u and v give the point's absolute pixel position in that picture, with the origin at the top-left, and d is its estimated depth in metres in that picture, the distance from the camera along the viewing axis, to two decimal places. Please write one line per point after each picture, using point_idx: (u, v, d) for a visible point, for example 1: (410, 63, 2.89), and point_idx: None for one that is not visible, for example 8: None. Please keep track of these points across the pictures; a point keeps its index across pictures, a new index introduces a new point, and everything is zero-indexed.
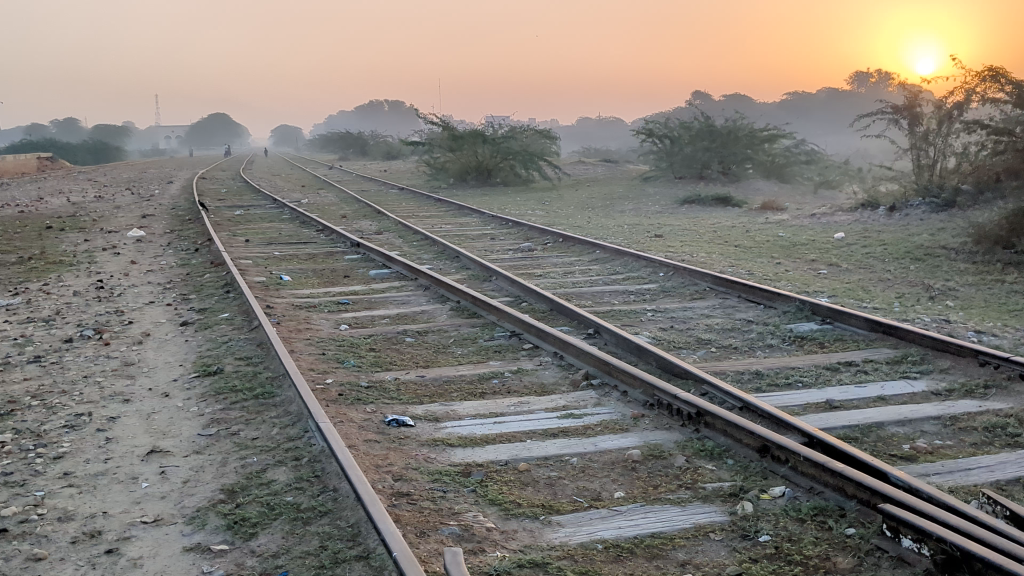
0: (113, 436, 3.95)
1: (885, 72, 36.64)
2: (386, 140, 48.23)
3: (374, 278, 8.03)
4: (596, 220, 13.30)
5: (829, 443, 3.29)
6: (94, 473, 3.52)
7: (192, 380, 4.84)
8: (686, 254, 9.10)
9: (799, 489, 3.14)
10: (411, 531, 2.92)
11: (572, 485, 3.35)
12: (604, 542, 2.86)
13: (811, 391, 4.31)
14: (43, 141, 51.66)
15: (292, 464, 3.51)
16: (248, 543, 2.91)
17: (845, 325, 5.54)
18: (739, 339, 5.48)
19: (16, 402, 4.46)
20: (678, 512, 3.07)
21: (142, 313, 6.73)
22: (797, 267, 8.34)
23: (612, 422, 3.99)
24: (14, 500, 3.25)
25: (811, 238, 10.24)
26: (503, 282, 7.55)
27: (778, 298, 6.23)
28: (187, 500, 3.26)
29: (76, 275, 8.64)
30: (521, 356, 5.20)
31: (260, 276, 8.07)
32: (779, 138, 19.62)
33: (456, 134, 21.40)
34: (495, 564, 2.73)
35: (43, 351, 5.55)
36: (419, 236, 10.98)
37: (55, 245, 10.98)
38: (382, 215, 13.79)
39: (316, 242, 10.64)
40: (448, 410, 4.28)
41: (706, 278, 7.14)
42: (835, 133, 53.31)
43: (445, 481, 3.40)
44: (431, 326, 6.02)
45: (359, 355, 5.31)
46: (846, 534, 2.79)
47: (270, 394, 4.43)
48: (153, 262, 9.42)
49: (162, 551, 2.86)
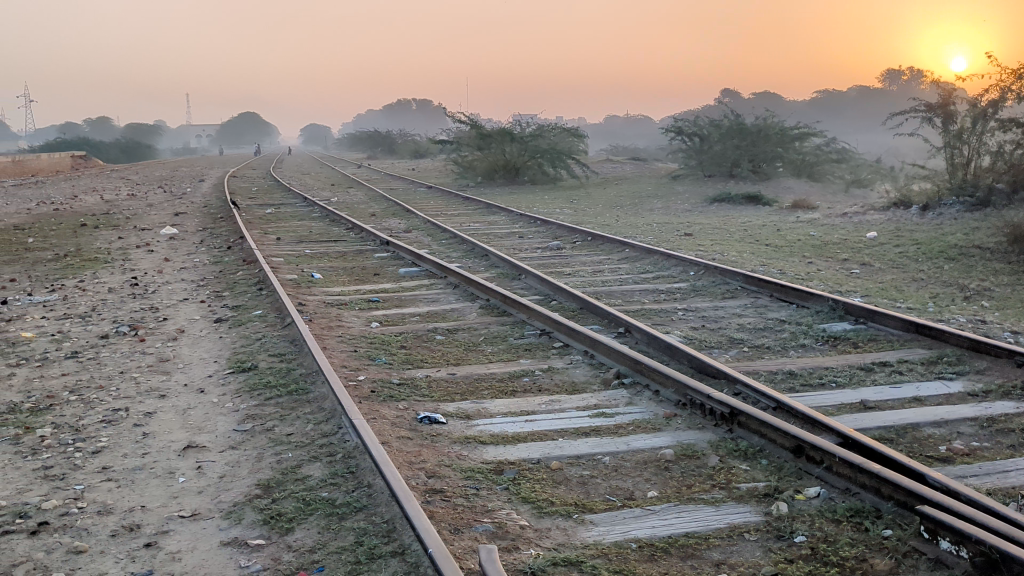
0: (150, 431, 4.00)
1: (916, 73, 36.14)
2: (413, 141, 48.32)
3: (403, 276, 8.06)
4: (624, 218, 13.27)
5: (865, 444, 3.26)
6: (132, 467, 3.57)
7: (227, 376, 4.89)
8: (716, 253, 9.05)
9: (834, 490, 3.12)
10: (446, 528, 2.93)
11: (605, 484, 3.35)
12: (638, 542, 2.85)
13: (845, 392, 4.28)
14: (77, 141, 52.70)
15: (327, 460, 3.54)
16: (284, 538, 2.93)
17: (879, 325, 5.49)
18: (771, 339, 5.44)
19: (55, 397, 4.53)
20: (712, 512, 3.06)
21: (177, 310, 6.81)
22: (829, 267, 8.27)
23: (644, 421, 3.98)
24: (54, 494, 3.31)
25: (843, 237, 10.13)
26: (533, 281, 7.51)
27: (811, 297, 6.18)
28: (224, 495, 3.29)
29: (112, 272, 8.76)
30: (551, 355, 5.18)
31: (292, 274, 8.14)
32: (810, 136, 19.41)
33: (483, 133, 21.44)
34: (530, 562, 2.73)
35: (81, 347, 5.64)
36: (448, 235, 10.98)
37: (91, 242, 11.14)
38: (410, 215, 13.82)
39: (346, 240, 10.69)
40: (480, 408, 4.28)
41: (738, 278, 7.09)
42: (867, 132, 52.53)
43: (479, 478, 3.40)
44: (461, 325, 6.03)
45: (391, 353, 5.33)
46: (883, 535, 2.77)
47: (304, 391, 4.46)
48: (187, 259, 9.52)
49: (200, 546, 2.89)
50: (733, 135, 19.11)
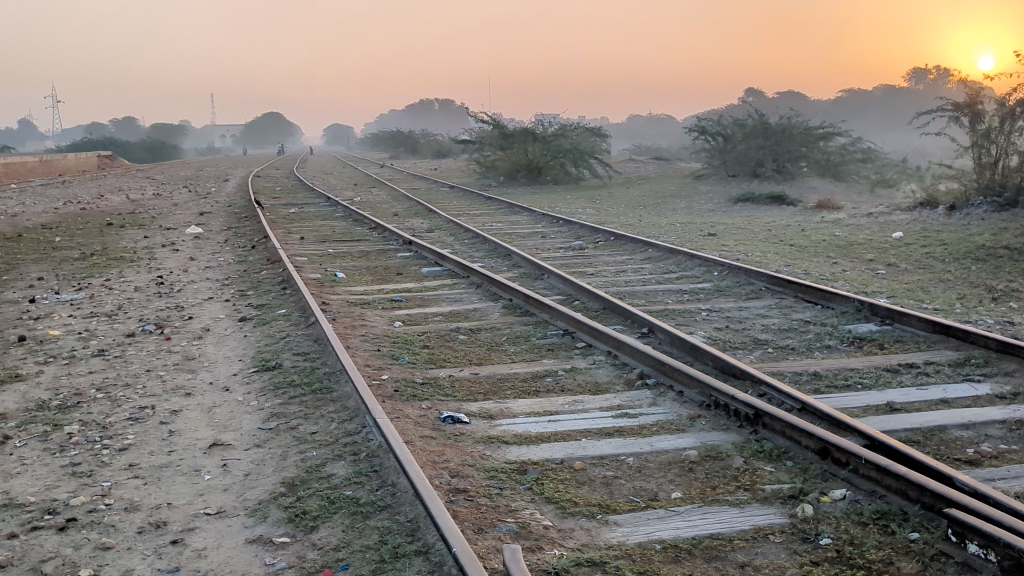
0: (176, 429, 4.03)
1: (943, 73, 35.79)
2: (436, 141, 48.42)
3: (427, 276, 8.09)
4: (647, 218, 13.23)
5: (891, 447, 3.23)
6: (158, 465, 3.60)
7: (252, 375, 4.92)
8: (741, 254, 9.01)
9: (860, 493, 3.09)
10: (470, 527, 2.94)
11: (629, 485, 3.34)
12: (662, 542, 2.85)
13: (871, 394, 4.24)
14: (103, 141, 53.26)
15: (351, 459, 3.55)
16: (309, 536, 2.94)
17: (905, 326, 5.44)
18: (796, 339, 5.41)
19: (82, 395, 4.57)
20: (737, 513, 3.04)
21: (203, 308, 6.87)
22: (854, 267, 8.21)
23: (668, 422, 3.97)
24: (82, 490, 3.34)
25: (869, 237, 10.07)
26: (555, 281, 7.51)
27: (836, 298, 6.14)
28: (249, 493, 3.31)
29: (138, 270, 8.84)
30: (573, 355, 5.17)
31: (316, 274, 8.18)
32: (835, 136, 19.27)
33: (506, 133, 21.45)
34: (554, 562, 2.73)
35: (107, 345, 5.68)
36: (470, 234, 11.01)
37: (117, 241, 11.24)
38: (433, 214, 13.86)
39: (368, 239, 10.75)
40: (503, 408, 4.28)
41: (762, 278, 7.06)
42: (893, 132, 52.10)
43: (502, 478, 3.41)
44: (484, 324, 6.04)
45: (414, 352, 5.35)
46: (909, 539, 2.74)
47: (328, 389, 4.48)
48: (212, 258, 9.59)
49: (225, 543, 2.91)
50: (757, 135, 19.01)
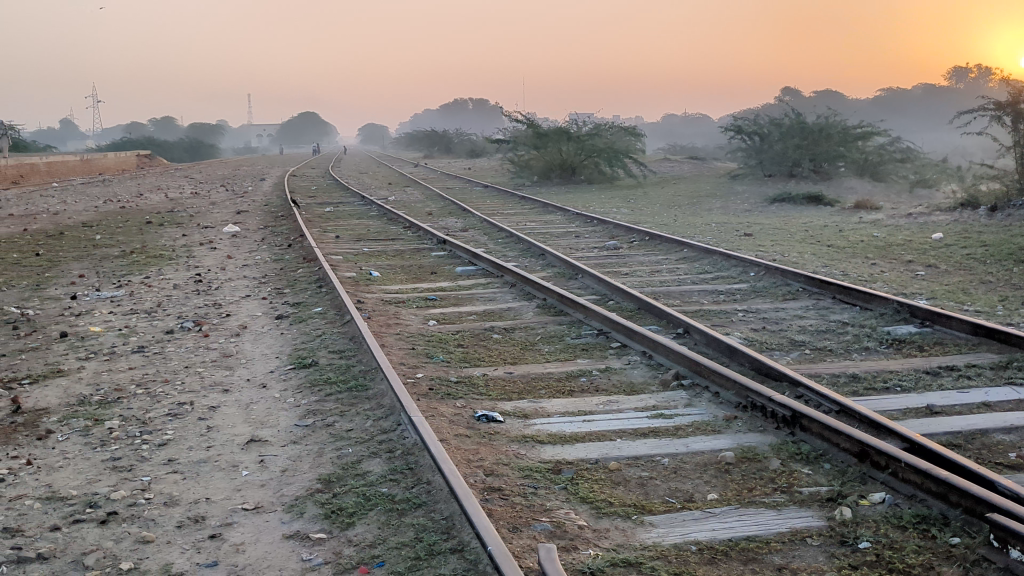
0: (214, 425, 4.08)
1: (985, 70, 35.15)
2: (470, 141, 48.52)
3: (461, 274, 8.12)
4: (682, 218, 13.16)
5: (932, 450, 3.19)
6: (197, 460, 3.64)
7: (288, 372, 4.95)
8: (777, 254, 8.95)
9: (900, 496, 3.06)
10: (504, 526, 2.94)
11: (664, 486, 3.32)
12: (698, 544, 2.83)
13: (910, 396, 4.19)
14: (143, 141, 54.04)
15: (386, 456, 3.57)
16: (345, 532, 2.96)
17: (945, 328, 5.36)
18: (834, 341, 5.36)
19: (122, 390, 4.64)
20: (774, 516, 3.01)
21: (240, 306, 6.93)
22: (893, 268, 8.11)
23: (703, 423, 3.95)
24: (123, 484, 3.39)
25: (908, 238, 9.95)
26: (589, 280, 7.49)
27: (875, 299, 6.06)
28: (286, 488, 3.35)
29: (176, 268, 8.95)
30: (608, 355, 5.16)
31: (352, 272, 8.23)
32: (873, 135, 19.03)
33: (540, 132, 21.45)
34: (589, 562, 2.72)
35: (146, 342, 5.76)
36: (505, 233, 11.02)
37: (156, 239, 11.39)
38: (467, 213, 13.90)
39: (403, 238, 10.80)
40: (537, 407, 4.28)
41: (799, 279, 7.00)
42: (933, 131, 51.33)
43: (536, 477, 3.40)
44: (518, 323, 6.04)
45: (448, 351, 5.37)
46: (950, 543, 2.71)
47: (364, 387, 4.51)
48: (249, 257, 9.69)
49: (263, 538, 2.94)
50: (794, 135, 18.84)
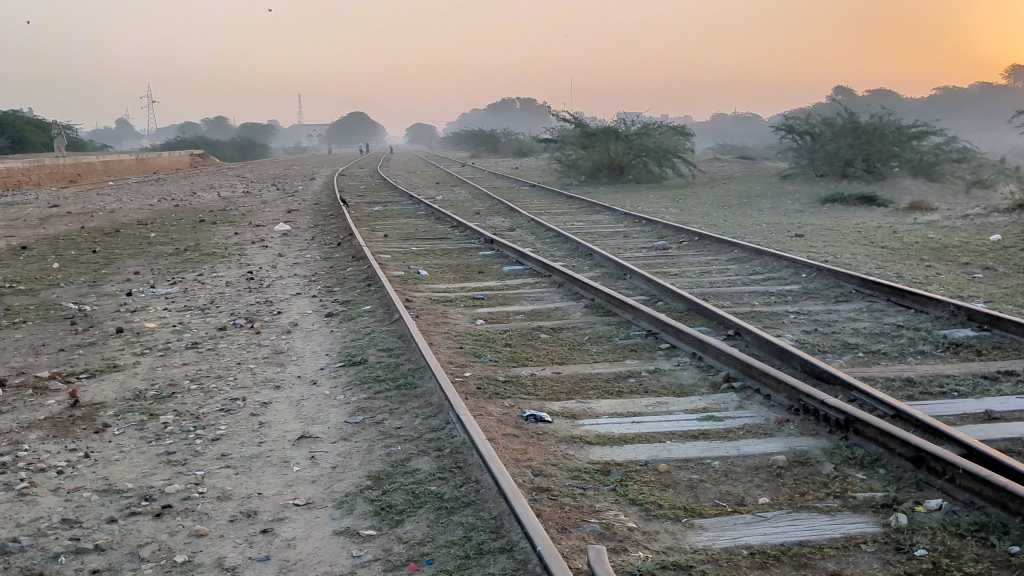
0: (265, 421, 4.13)
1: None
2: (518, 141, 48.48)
3: (508, 274, 8.11)
4: (731, 218, 13.02)
5: (990, 457, 3.12)
6: (249, 455, 3.69)
7: (338, 369, 5.00)
8: (830, 255, 8.81)
9: (957, 504, 2.99)
10: (553, 527, 2.93)
11: (715, 489, 3.29)
12: (750, 548, 2.80)
13: (967, 401, 4.10)
14: (196, 142, 54.91)
15: (435, 454, 3.59)
16: (394, 529, 2.98)
17: (1004, 332, 5.22)
18: (888, 344, 5.26)
19: (177, 385, 4.72)
20: (826, 521, 2.97)
21: (290, 304, 7.01)
22: (949, 271, 7.93)
23: (755, 426, 3.90)
24: (177, 478, 3.44)
25: (965, 240, 9.72)
26: (638, 281, 7.44)
27: (931, 302, 5.93)
28: (336, 484, 3.37)
29: (228, 266, 9.07)
30: (657, 356, 5.13)
31: (400, 271, 8.28)
32: (929, 135, 18.64)
33: (588, 132, 21.36)
34: (638, 563, 2.71)
35: (200, 338, 5.85)
36: (552, 233, 10.98)
37: (209, 237, 11.56)
38: (514, 212, 13.90)
39: (451, 237, 10.83)
40: (585, 408, 4.26)
41: (852, 280, 6.88)
42: (990, 130, 50.16)
43: (585, 479, 3.39)
44: (566, 323, 6.03)
45: (495, 350, 5.37)
46: (1009, 552, 2.64)
47: (412, 385, 4.53)
48: (299, 255, 9.78)
49: (314, 533, 2.96)
50: (846, 134, 18.54)
